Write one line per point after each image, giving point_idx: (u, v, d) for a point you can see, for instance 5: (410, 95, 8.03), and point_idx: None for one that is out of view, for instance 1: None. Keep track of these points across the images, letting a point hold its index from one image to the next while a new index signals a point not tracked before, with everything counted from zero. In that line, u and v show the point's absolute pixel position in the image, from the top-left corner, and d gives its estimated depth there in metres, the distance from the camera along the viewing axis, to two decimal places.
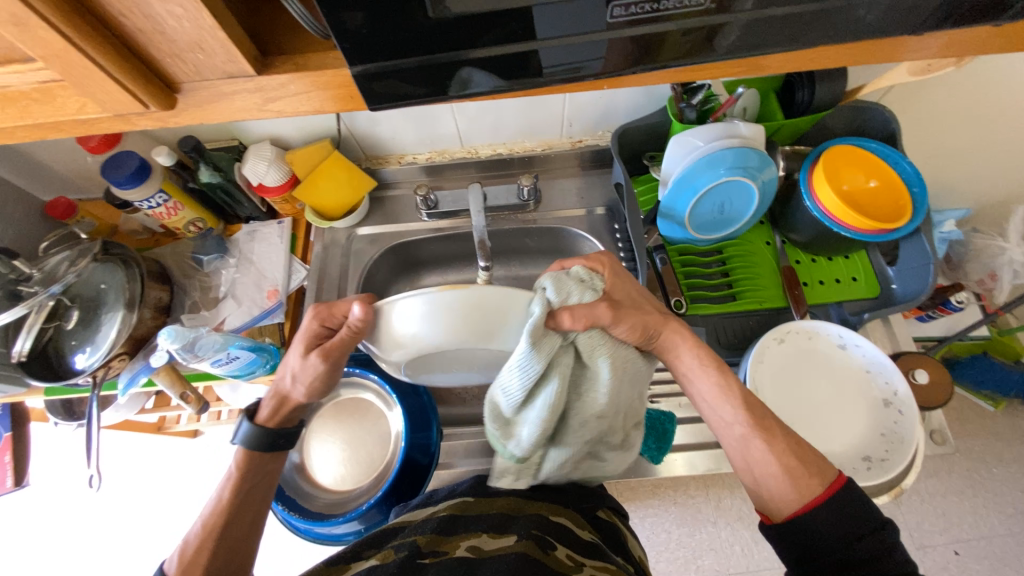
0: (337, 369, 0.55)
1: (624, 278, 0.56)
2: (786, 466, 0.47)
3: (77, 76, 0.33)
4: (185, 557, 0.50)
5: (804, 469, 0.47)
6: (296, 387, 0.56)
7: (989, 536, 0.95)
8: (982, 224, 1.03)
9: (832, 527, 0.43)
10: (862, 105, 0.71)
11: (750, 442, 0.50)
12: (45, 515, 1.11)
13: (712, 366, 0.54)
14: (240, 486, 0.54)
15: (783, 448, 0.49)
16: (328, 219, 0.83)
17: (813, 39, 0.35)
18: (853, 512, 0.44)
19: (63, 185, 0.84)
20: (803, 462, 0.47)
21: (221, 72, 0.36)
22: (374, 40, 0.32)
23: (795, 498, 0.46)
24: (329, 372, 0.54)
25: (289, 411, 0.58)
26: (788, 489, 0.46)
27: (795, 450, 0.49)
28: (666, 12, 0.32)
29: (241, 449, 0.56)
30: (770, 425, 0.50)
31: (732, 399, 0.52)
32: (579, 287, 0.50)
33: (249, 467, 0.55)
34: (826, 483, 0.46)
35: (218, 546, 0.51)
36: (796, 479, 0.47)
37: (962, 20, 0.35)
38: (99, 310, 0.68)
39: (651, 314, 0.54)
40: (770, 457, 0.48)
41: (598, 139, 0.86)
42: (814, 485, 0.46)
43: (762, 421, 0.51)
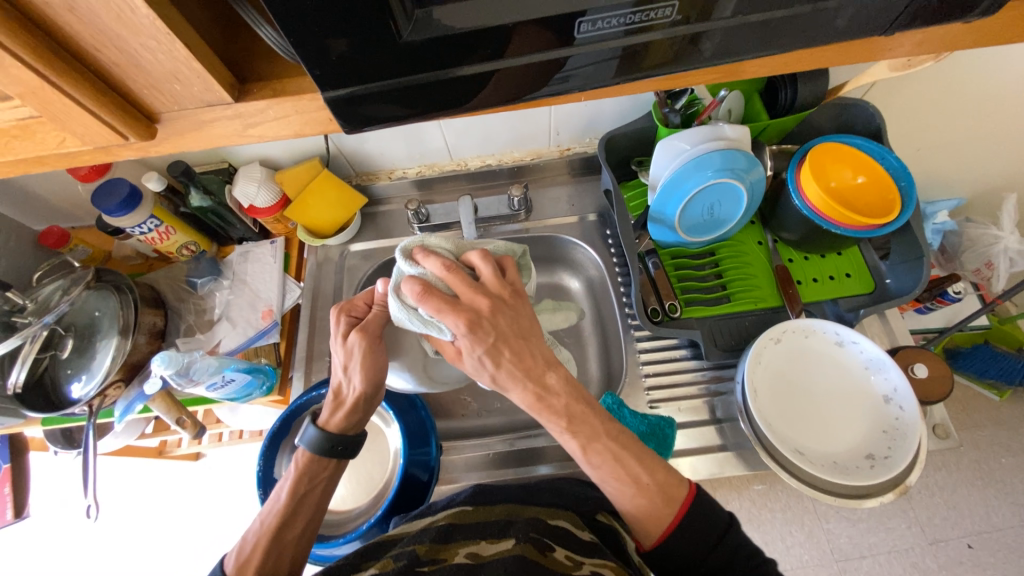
0: (379, 348, 0.55)
1: (484, 324, 0.48)
2: (637, 505, 0.50)
3: (55, 112, 0.33)
4: (242, 557, 0.50)
5: (656, 504, 0.50)
6: (354, 378, 0.55)
7: (1002, 527, 0.94)
8: (976, 214, 1.03)
9: (685, 551, 0.48)
10: (844, 102, 0.72)
11: (606, 481, 0.52)
12: (47, 546, 1.10)
13: (560, 425, 0.50)
14: (297, 488, 0.54)
15: (632, 490, 0.50)
16: (320, 237, 0.84)
17: (785, 44, 0.35)
18: (706, 521, 0.49)
19: (55, 214, 0.84)
20: (657, 496, 0.50)
21: (199, 101, 0.36)
22: (348, 65, 0.32)
23: (653, 531, 0.50)
24: (367, 356, 0.54)
25: (354, 411, 0.56)
26: (647, 526, 0.50)
27: (644, 489, 0.50)
28: (644, 23, 0.33)
29: (304, 450, 0.56)
30: (623, 456, 0.51)
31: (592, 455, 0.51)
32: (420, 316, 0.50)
33: (309, 471, 0.55)
34: (675, 508, 0.50)
35: (273, 548, 0.51)
36: (649, 515, 0.50)
37: (932, 19, 0.35)
38: (94, 339, 0.68)
39: (503, 380, 0.50)
40: (624, 497, 0.51)
41: (585, 146, 0.86)
42: (666, 514, 0.50)
43: (616, 466, 0.50)
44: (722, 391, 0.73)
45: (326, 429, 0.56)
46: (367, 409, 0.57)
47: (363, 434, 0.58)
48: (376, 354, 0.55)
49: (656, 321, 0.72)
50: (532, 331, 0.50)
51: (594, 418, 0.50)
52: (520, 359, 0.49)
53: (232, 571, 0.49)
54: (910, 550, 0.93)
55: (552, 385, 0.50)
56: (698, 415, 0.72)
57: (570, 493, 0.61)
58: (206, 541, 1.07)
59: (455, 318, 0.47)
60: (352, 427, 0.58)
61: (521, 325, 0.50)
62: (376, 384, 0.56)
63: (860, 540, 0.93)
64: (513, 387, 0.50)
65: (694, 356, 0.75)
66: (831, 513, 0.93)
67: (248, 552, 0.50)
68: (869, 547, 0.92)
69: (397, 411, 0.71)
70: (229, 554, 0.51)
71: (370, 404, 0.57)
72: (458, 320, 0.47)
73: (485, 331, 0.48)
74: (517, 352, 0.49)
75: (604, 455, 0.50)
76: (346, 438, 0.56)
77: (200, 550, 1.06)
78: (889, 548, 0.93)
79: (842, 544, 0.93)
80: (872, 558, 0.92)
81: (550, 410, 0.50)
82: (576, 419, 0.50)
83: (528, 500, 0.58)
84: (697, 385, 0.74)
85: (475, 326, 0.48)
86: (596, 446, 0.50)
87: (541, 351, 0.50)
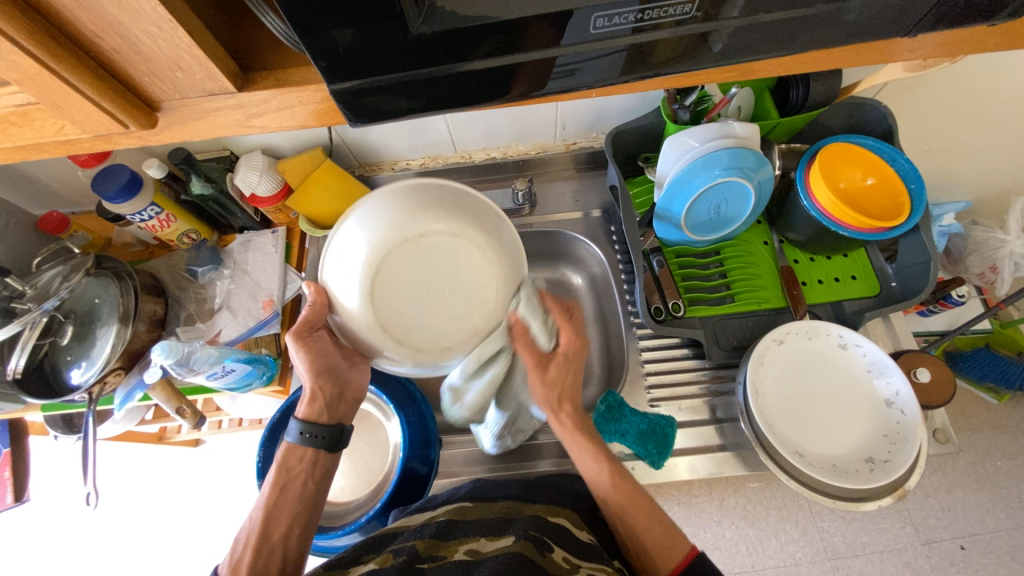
0: (313, 339, 0.56)
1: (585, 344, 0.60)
2: (651, 542, 0.51)
3: (54, 98, 0.32)
4: (235, 557, 0.51)
5: (664, 542, 0.51)
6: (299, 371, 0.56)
7: (995, 529, 0.95)
8: (982, 217, 1.02)
9: None
10: (857, 101, 0.71)
11: (620, 520, 0.54)
12: (46, 528, 1.11)
13: (588, 451, 0.57)
14: (277, 481, 0.54)
15: (646, 523, 0.52)
16: (322, 228, 0.81)
17: (803, 43, 0.34)
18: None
19: (54, 198, 0.83)
20: (665, 533, 0.52)
21: (202, 90, 0.36)
22: (355, 57, 0.31)
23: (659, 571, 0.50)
24: (302, 348, 0.55)
25: (316, 398, 0.57)
26: (654, 564, 0.50)
27: (658, 524, 0.52)
28: (654, 21, 0.32)
29: (285, 444, 0.56)
30: (637, 494, 0.55)
31: (620, 483, 0.56)
32: (544, 319, 0.56)
33: (286, 462, 0.55)
34: (681, 555, 0.50)
35: (262, 544, 0.51)
36: (658, 553, 0.51)
37: (956, 21, 0.34)
38: (93, 326, 0.68)
39: (567, 391, 0.60)
40: (641, 531, 0.52)
41: (592, 141, 0.85)
42: (672, 557, 0.50)
43: (632, 499, 0.54)
44: (723, 391, 0.73)
45: (300, 420, 0.56)
46: (334, 397, 0.59)
47: (346, 424, 0.59)
48: (319, 342, 0.57)
49: (658, 320, 0.71)
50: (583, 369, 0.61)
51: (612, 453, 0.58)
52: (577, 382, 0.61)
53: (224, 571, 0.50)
54: (903, 549, 0.93)
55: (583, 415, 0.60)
56: (699, 414, 0.72)
57: (566, 489, 0.61)
58: (205, 525, 1.08)
59: (575, 334, 0.58)
60: (328, 415, 0.58)
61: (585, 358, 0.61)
62: (326, 373, 0.57)
63: (853, 539, 0.93)
64: (564, 404, 0.60)
65: (695, 355, 0.75)
66: (826, 512, 0.94)
67: (239, 551, 0.50)
68: (862, 546, 0.93)
69: (396, 403, 0.72)
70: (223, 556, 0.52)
71: (334, 392, 0.58)
72: (578, 330, 0.59)
73: (582, 343, 0.59)
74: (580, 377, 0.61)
75: (625, 489, 0.55)
76: (316, 426, 0.56)
77: (199, 535, 1.07)
78: (882, 547, 0.93)
79: (836, 542, 0.93)
80: (865, 557, 0.93)
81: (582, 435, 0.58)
82: (600, 449, 0.58)
83: (527, 496, 0.58)
84: (698, 385, 0.73)
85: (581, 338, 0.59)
86: (618, 475, 0.56)
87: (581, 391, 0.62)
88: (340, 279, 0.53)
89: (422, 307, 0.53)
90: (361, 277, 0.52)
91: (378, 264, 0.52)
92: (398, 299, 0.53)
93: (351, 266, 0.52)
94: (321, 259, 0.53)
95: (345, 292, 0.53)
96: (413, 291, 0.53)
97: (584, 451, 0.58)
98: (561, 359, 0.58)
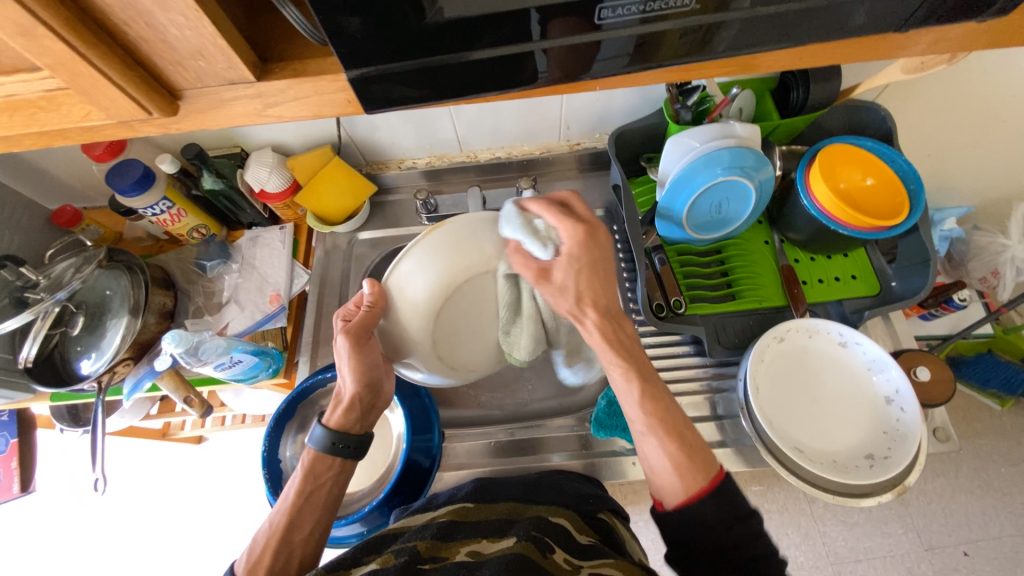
0: (369, 349, 0.55)
1: (595, 240, 0.52)
2: (675, 461, 0.47)
3: (82, 84, 0.34)
4: (252, 559, 0.50)
5: (693, 465, 0.47)
6: (346, 377, 0.56)
7: (998, 536, 0.94)
8: (984, 222, 1.03)
9: (711, 517, 0.44)
10: (856, 103, 0.73)
11: (647, 439, 0.49)
12: (50, 521, 1.11)
13: (618, 366, 0.51)
14: (303, 487, 0.55)
15: (672, 443, 0.48)
16: (329, 224, 0.84)
17: (802, 36, 0.36)
18: (730, 502, 0.45)
19: (68, 193, 0.85)
20: (690, 453, 0.47)
21: (222, 79, 0.37)
22: (370, 45, 0.32)
23: (679, 491, 0.46)
24: (354, 356, 0.54)
25: (352, 408, 0.58)
26: (676, 482, 0.47)
27: (686, 446, 0.48)
28: (658, 12, 0.33)
29: (311, 451, 0.57)
30: (671, 418, 0.49)
31: (651, 400, 0.50)
32: (532, 226, 0.52)
33: (314, 469, 0.56)
34: (708, 478, 0.46)
35: (282, 545, 0.51)
36: (681, 473, 0.46)
37: (948, 17, 0.35)
38: (104, 317, 0.69)
39: (590, 297, 0.52)
40: (664, 450, 0.48)
41: (595, 141, 0.86)
42: (697, 479, 0.46)
43: (661, 414, 0.50)
44: (724, 388, 0.73)
45: (330, 429, 0.57)
46: (366, 407, 0.59)
47: (371, 433, 0.60)
48: (369, 354, 0.55)
49: (660, 316, 0.72)
50: (609, 272, 0.54)
51: (650, 370, 0.52)
52: (607, 291, 0.53)
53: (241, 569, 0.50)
54: (906, 555, 0.93)
55: (621, 326, 0.54)
56: (700, 411, 0.72)
57: (568, 489, 0.62)
58: (207, 523, 1.08)
59: (575, 226, 0.51)
60: (359, 425, 0.59)
61: (605, 258, 0.53)
62: (368, 384, 0.57)
63: (855, 544, 0.93)
64: (588, 311, 0.52)
65: (697, 352, 0.75)
66: (827, 516, 0.94)
67: (257, 555, 0.50)
68: (864, 551, 0.93)
69: (401, 396, 0.72)
70: (240, 555, 0.52)
71: (369, 403, 0.59)
72: (580, 224, 0.52)
73: (594, 241, 0.52)
74: (600, 278, 0.53)
75: (655, 405, 0.50)
76: (348, 436, 0.57)
77: (201, 532, 1.08)
78: (885, 552, 0.93)
79: (837, 547, 0.93)
80: (867, 562, 0.92)
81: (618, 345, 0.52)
82: (635, 361, 0.52)
83: (528, 498, 0.59)
84: (699, 382, 0.74)
85: (590, 232, 0.52)
86: (648, 390, 0.51)
87: (612, 297, 0.54)
88: (406, 291, 0.53)
89: (470, 332, 0.57)
90: (430, 295, 0.52)
91: (450, 287, 0.53)
92: (454, 319, 0.55)
93: (427, 279, 0.52)
94: (396, 260, 0.53)
95: (409, 304, 0.53)
96: (471, 315, 0.56)
97: (612, 364, 0.52)
98: (567, 259, 0.51)
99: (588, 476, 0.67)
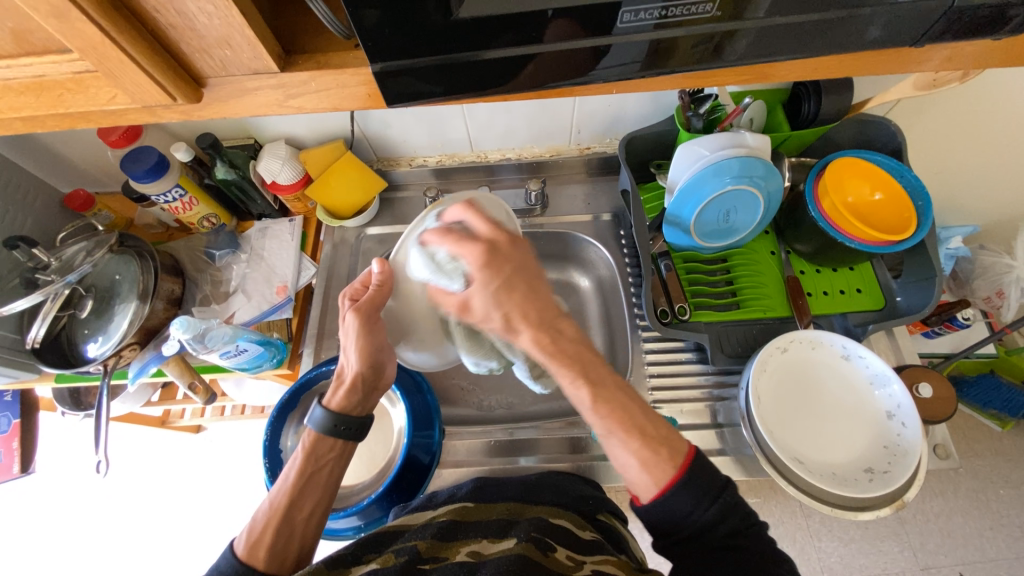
0: (375, 328, 0.56)
1: (502, 258, 0.50)
2: (641, 458, 0.45)
3: (110, 68, 0.34)
4: (252, 539, 0.51)
5: (660, 457, 0.45)
6: (350, 356, 0.56)
7: (995, 558, 0.94)
8: (991, 242, 1.03)
9: (685, 504, 0.44)
10: (868, 119, 0.72)
11: (608, 442, 0.47)
12: (47, 504, 1.12)
13: (566, 374, 0.47)
14: (305, 467, 0.55)
15: (638, 441, 0.46)
16: (339, 218, 0.84)
17: (817, 47, 0.36)
18: (703, 482, 0.44)
19: (82, 178, 0.86)
20: (661, 446, 0.46)
21: (247, 68, 0.38)
22: (393, 39, 0.33)
23: (651, 485, 0.45)
24: (362, 333, 0.54)
25: (353, 389, 0.58)
26: (647, 478, 0.45)
27: (650, 441, 0.46)
28: (676, 18, 0.34)
29: (310, 432, 0.56)
30: (627, 416, 0.47)
31: (605, 402, 0.47)
32: (439, 261, 0.52)
33: (316, 450, 0.56)
34: (676, 466, 0.45)
35: (283, 524, 0.52)
36: (650, 469, 0.45)
37: (962, 33, 0.36)
38: (113, 302, 0.70)
39: (524, 312, 0.49)
40: (628, 450, 0.46)
41: (606, 146, 0.87)
42: (665, 471, 0.45)
43: (614, 411, 0.47)
44: (725, 397, 0.73)
45: (330, 410, 0.57)
46: (369, 389, 0.59)
47: (372, 416, 0.60)
48: (376, 333, 0.56)
49: (664, 322, 0.72)
50: (538, 279, 0.51)
51: (603, 366, 0.48)
52: (543, 298, 0.50)
53: (242, 552, 0.50)
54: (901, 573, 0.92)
55: (565, 330, 0.49)
56: (700, 418, 0.72)
57: (566, 490, 0.62)
58: (202, 512, 1.09)
59: (472, 249, 0.50)
60: (360, 407, 0.59)
61: (527, 269, 0.51)
62: (373, 363, 0.57)
63: (850, 560, 0.93)
64: (522, 326, 0.49)
65: (699, 360, 0.75)
66: (824, 531, 0.94)
67: (257, 535, 0.51)
68: (860, 568, 0.92)
69: (403, 390, 0.73)
70: (241, 534, 0.52)
71: (370, 384, 0.59)
72: (474, 249, 0.50)
73: (500, 263, 0.50)
74: (529, 291, 0.50)
75: (611, 406, 0.47)
76: (348, 418, 0.57)
77: (196, 521, 1.08)
78: (880, 570, 0.93)
79: (833, 562, 0.93)
80: None
81: (562, 352, 0.48)
82: (586, 363, 0.48)
83: (528, 498, 0.59)
84: (701, 390, 0.74)
85: (490, 255, 0.50)
86: (602, 394, 0.47)
87: (551, 300, 0.51)
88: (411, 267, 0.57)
89: None
90: None
91: None
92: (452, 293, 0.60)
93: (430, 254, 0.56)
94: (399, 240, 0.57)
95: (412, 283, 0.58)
96: None
97: (559, 373, 0.48)
98: (478, 284, 0.49)
99: (586, 478, 0.67)
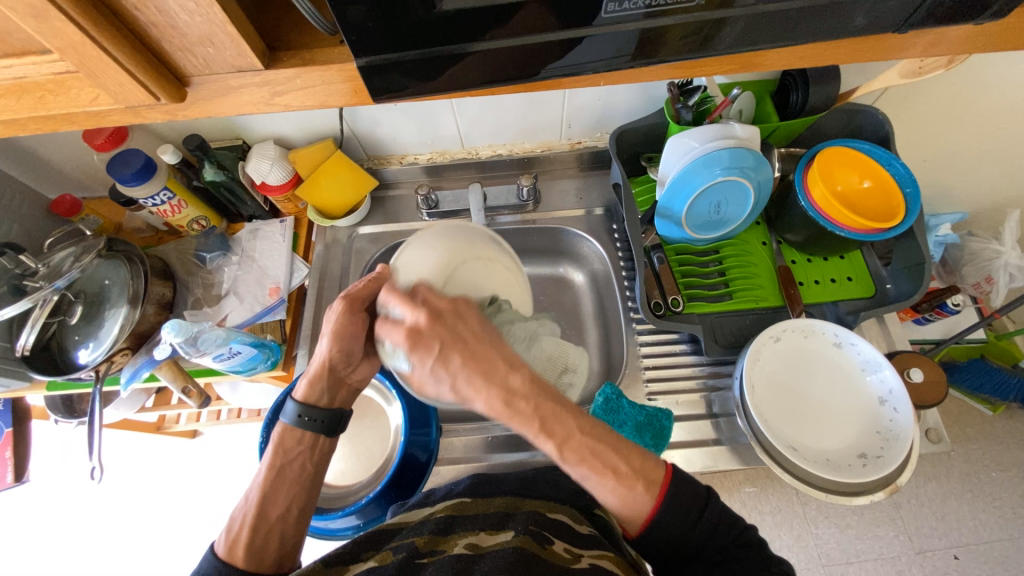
0: (359, 317, 0.54)
1: (432, 331, 0.41)
2: (620, 496, 0.46)
3: (91, 67, 0.34)
4: (231, 536, 0.51)
5: (637, 491, 0.46)
6: (323, 343, 0.54)
7: (989, 540, 0.95)
8: (978, 228, 1.04)
9: (670, 527, 0.47)
10: (854, 108, 0.73)
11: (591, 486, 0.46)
12: (43, 512, 1.11)
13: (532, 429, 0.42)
14: (273, 462, 0.55)
15: (612, 481, 0.45)
16: (329, 218, 0.84)
17: (802, 34, 0.36)
18: (685, 500, 0.47)
19: (68, 182, 0.85)
20: (637, 482, 0.46)
21: (230, 66, 0.37)
22: (379, 33, 0.33)
23: (636, 515, 0.47)
24: (341, 322, 0.53)
25: (318, 380, 0.56)
26: (632, 510, 0.47)
27: (623, 479, 0.45)
28: (663, 7, 0.33)
29: (282, 424, 0.56)
30: (601, 464, 0.44)
31: (576, 455, 0.44)
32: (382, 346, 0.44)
33: (283, 444, 0.56)
34: (654, 495, 0.46)
35: (259, 522, 0.52)
36: (629, 501, 0.46)
37: (946, 18, 0.36)
38: (103, 307, 0.69)
39: (473, 379, 0.41)
40: (605, 490, 0.45)
41: (596, 141, 0.87)
42: (645, 501, 0.46)
43: (586, 462, 0.44)
44: (719, 387, 0.74)
45: (299, 402, 0.57)
46: (336, 382, 0.58)
47: (345, 410, 0.59)
48: (356, 323, 0.54)
49: (657, 315, 0.73)
50: (484, 333, 0.42)
51: (569, 418, 0.43)
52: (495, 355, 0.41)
53: (223, 551, 0.51)
54: (897, 558, 0.94)
55: (520, 386, 0.41)
56: (695, 409, 0.73)
57: (563, 485, 0.62)
58: (200, 517, 1.08)
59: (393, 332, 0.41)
60: (327, 398, 0.58)
61: (467, 327, 0.42)
62: (343, 353, 0.55)
63: (847, 546, 0.94)
64: (476, 395, 0.41)
65: (693, 351, 0.76)
66: (820, 518, 0.95)
67: (236, 531, 0.51)
68: (856, 554, 0.94)
69: (398, 389, 0.73)
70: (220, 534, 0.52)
71: (336, 375, 0.57)
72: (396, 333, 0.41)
73: (429, 338, 0.41)
74: (470, 355, 0.41)
75: (581, 454, 0.44)
76: (313, 410, 0.56)
77: (194, 526, 1.07)
78: (876, 555, 0.94)
79: (830, 548, 0.94)
80: (858, 564, 0.93)
81: (521, 415, 0.41)
82: (547, 420, 0.42)
83: (526, 493, 0.59)
84: (696, 380, 0.74)
85: (416, 334, 0.41)
86: (570, 446, 0.43)
87: (503, 351, 0.42)
88: None
89: None
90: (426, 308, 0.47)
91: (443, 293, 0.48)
92: None
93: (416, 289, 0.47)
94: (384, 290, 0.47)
95: None
96: None
97: (522, 428, 0.42)
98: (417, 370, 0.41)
99: None
